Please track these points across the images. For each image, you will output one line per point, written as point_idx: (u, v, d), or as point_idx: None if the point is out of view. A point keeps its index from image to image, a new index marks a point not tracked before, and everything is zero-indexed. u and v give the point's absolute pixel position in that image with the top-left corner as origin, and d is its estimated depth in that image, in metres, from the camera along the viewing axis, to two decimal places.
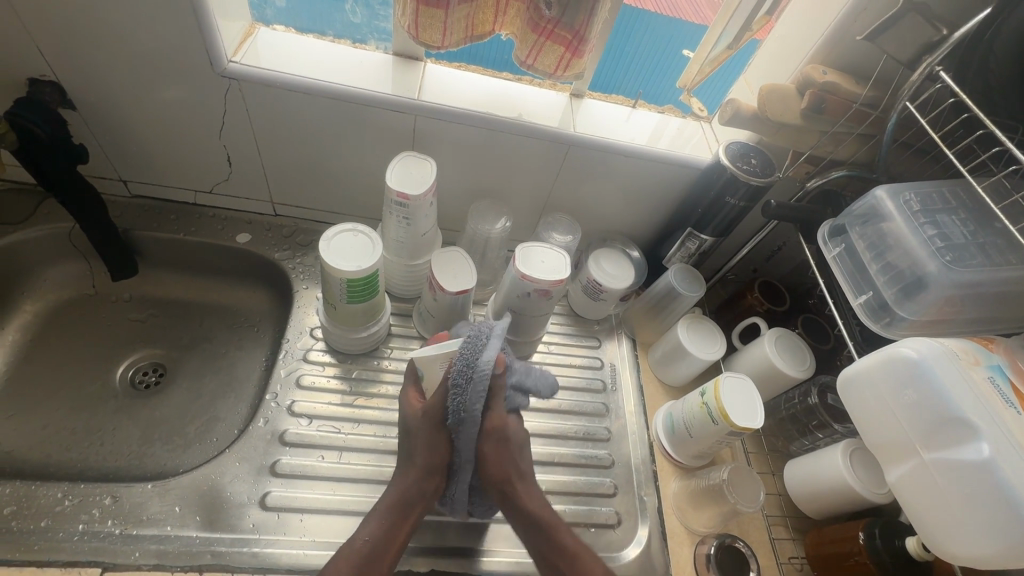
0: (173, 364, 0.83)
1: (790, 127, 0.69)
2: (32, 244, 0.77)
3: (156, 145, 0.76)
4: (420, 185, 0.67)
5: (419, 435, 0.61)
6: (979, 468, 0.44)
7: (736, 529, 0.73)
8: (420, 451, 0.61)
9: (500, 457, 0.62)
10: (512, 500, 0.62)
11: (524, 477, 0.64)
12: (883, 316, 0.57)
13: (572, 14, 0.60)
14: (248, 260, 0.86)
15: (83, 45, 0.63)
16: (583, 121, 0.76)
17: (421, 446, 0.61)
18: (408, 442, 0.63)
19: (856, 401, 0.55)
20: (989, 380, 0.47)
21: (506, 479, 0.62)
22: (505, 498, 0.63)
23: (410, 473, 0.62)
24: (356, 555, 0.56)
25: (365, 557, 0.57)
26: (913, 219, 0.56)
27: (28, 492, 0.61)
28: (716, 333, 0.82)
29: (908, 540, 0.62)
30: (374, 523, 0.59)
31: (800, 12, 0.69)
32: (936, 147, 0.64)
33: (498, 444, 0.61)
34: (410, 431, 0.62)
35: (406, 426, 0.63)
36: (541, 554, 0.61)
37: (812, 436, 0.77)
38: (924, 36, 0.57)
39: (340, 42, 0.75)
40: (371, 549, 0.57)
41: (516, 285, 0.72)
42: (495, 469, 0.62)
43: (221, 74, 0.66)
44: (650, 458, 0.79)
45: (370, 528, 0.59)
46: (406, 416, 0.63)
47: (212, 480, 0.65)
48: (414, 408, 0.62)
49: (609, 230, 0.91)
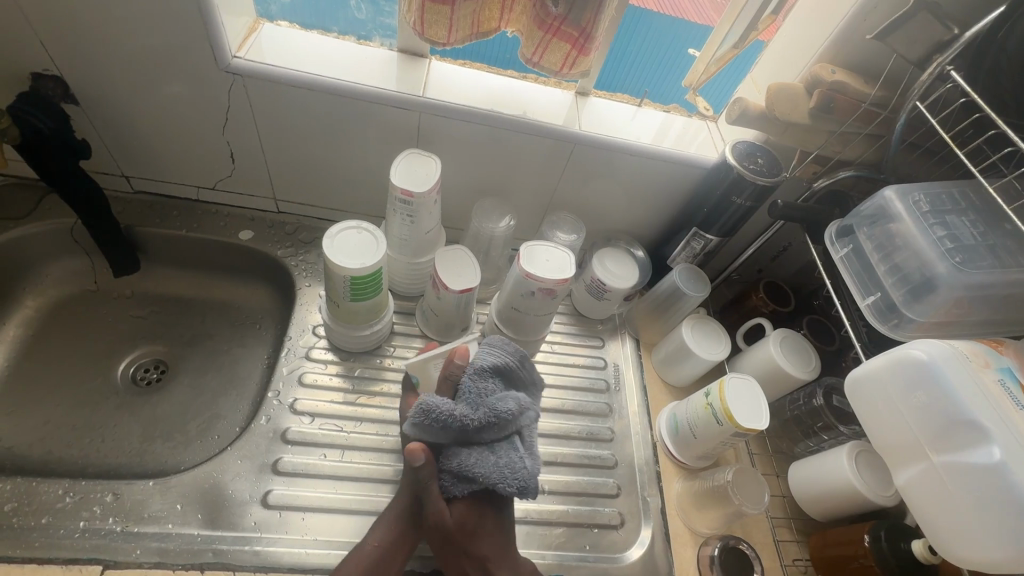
0: (175, 361, 0.83)
1: (798, 127, 0.68)
2: (33, 239, 0.77)
3: (159, 140, 0.75)
4: (424, 183, 0.66)
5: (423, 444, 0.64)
6: (989, 472, 0.44)
7: (740, 531, 0.73)
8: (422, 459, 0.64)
9: (444, 548, 0.60)
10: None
11: (483, 564, 0.60)
12: (891, 318, 0.56)
13: (579, 11, 0.60)
14: (251, 257, 0.86)
15: (87, 39, 0.62)
16: (589, 120, 0.76)
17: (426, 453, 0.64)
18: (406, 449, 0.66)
19: (864, 403, 0.55)
20: (999, 383, 0.47)
21: (463, 562, 0.60)
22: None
23: (417, 480, 0.63)
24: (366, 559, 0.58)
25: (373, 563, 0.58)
26: (922, 220, 0.55)
27: (28, 489, 0.60)
28: (721, 333, 0.82)
29: (914, 543, 0.61)
30: (381, 530, 0.60)
31: (809, 11, 0.69)
32: (945, 147, 0.63)
33: (441, 537, 0.60)
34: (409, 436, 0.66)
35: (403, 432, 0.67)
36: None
37: (817, 437, 0.77)
38: (936, 36, 0.57)
39: (345, 38, 0.74)
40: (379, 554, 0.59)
41: (521, 283, 0.71)
42: (445, 558, 0.61)
43: (225, 69, 0.65)
44: (654, 459, 0.78)
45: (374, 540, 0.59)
46: (408, 426, 0.67)
47: (213, 478, 0.65)
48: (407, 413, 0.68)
49: (614, 229, 0.90)
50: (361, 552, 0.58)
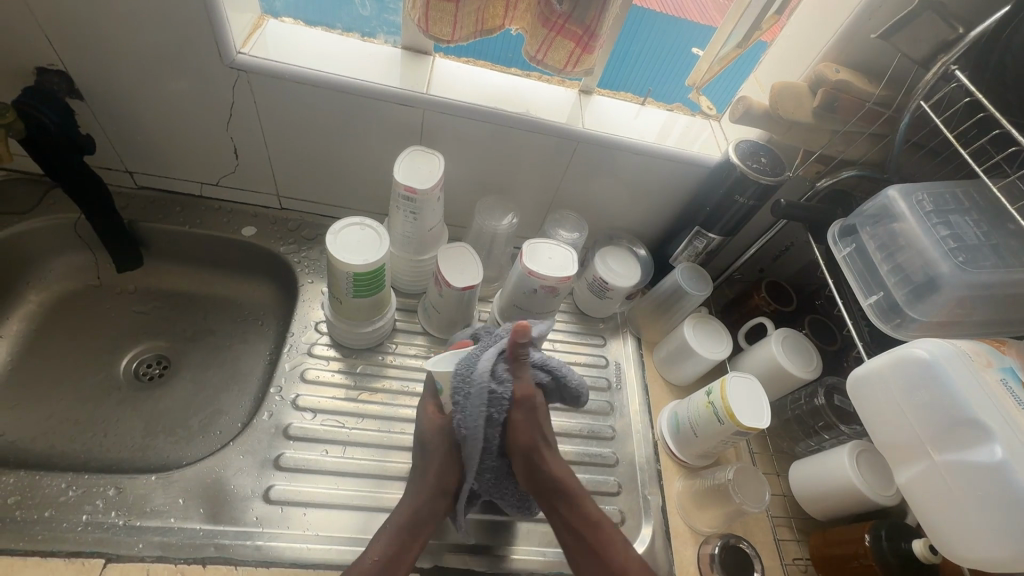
0: (177, 357, 0.83)
1: (801, 126, 0.68)
2: (38, 234, 0.77)
3: (163, 136, 0.75)
4: (427, 179, 0.66)
5: (434, 453, 0.61)
6: (991, 471, 0.44)
7: (740, 529, 0.73)
8: (434, 470, 0.61)
9: (530, 426, 0.60)
10: (537, 468, 0.61)
11: (550, 442, 0.62)
12: (893, 317, 0.56)
13: (583, 9, 0.60)
14: (254, 254, 0.86)
15: (92, 35, 0.63)
16: (592, 118, 0.76)
17: (435, 463, 0.61)
18: (424, 455, 0.62)
19: (866, 402, 0.55)
20: (1001, 381, 0.47)
21: (533, 448, 0.60)
22: (526, 467, 0.61)
23: (420, 495, 0.61)
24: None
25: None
26: (926, 220, 0.55)
27: (32, 482, 0.60)
28: (722, 333, 0.82)
29: (915, 543, 0.61)
30: (381, 545, 0.58)
31: (813, 10, 0.69)
32: (948, 147, 0.64)
33: (526, 414, 0.59)
34: (427, 445, 0.62)
35: (422, 438, 0.63)
36: (567, 520, 0.62)
37: (818, 437, 0.77)
38: (940, 35, 0.57)
39: (349, 35, 0.74)
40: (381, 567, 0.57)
41: (523, 281, 0.71)
42: (523, 439, 0.60)
43: (230, 65, 0.65)
44: (655, 457, 0.78)
45: (373, 554, 0.57)
46: (425, 431, 0.63)
47: (216, 473, 0.65)
48: (432, 419, 0.63)
49: (616, 228, 0.91)
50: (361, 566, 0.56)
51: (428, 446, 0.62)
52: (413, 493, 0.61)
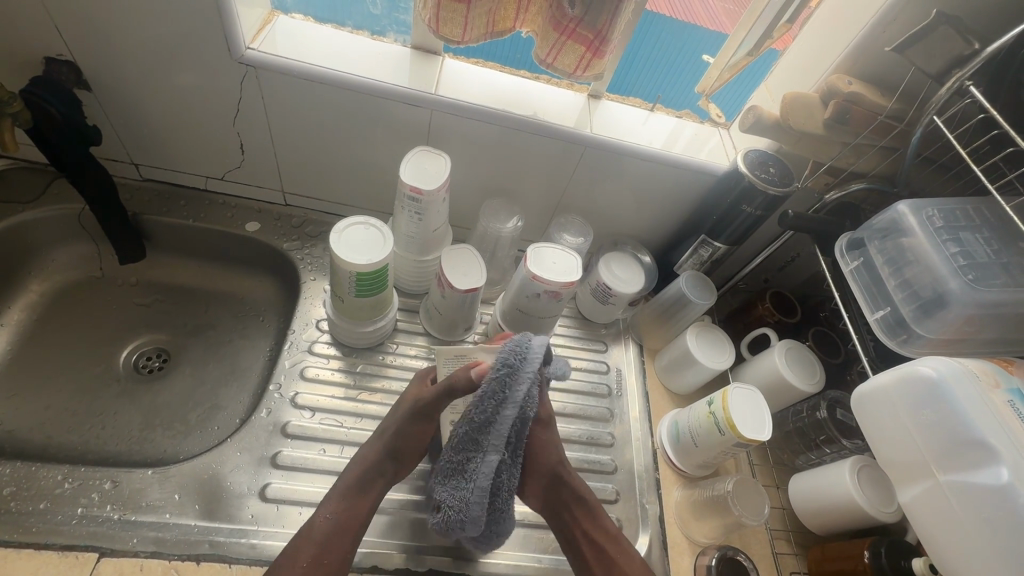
0: (177, 350, 0.83)
1: (812, 137, 0.68)
2: (41, 223, 0.77)
3: (168, 130, 0.75)
4: (433, 180, 0.66)
5: (396, 420, 0.64)
6: (996, 493, 0.44)
7: (738, 541, 0.72)
8: (391, 432, 0.63)
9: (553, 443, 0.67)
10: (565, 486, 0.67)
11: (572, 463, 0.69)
12: (900, 333, 0.56)
13: (594, 13, 0.59)
14: (257, 249, 0.86)
15: (101, 26, 0.62)
16: (601, 123, 0.75)
17: (393, 428, 0.64)
18: (388, 420, 0.65)
19: (870, 418, 0.54)
20: (1009, 404, 0.46)
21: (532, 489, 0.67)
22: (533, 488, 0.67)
23: (371, 454, 0.63)
24: (311, 546, 0.56)
25: (322, 538, 0.57)
26: (935, 235, 0.54)
27: (28, 473, 0.60)
28: (725, 342, 0.81)
29: (914, 561, 0.60)
30: (330, 507, 0.59)
31: (826, 20, 0.68)
32: (960, 163, 0.63)
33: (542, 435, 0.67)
34: (394, 412, 0.65)
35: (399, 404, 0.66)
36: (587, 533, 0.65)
37: (819, 450, 0.76)
38: (955, 51, 0.57)
39: (359, 33, 0.74)
40: (328, 529, 0.58)
41: (526, 285, 0.71)
42: (549, 456, 0.67)
43: (239, 60, 0.65)
44: (654, 466, 0.78)
45: (319, 530, 0.57)
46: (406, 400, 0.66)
47: (212, 469, 0.65)
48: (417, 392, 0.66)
49: (621, 233, 0.90)
50: (310, 530, 0.57)
51: (397, 411, 0.65)
52: (359, 460, 0.63)
